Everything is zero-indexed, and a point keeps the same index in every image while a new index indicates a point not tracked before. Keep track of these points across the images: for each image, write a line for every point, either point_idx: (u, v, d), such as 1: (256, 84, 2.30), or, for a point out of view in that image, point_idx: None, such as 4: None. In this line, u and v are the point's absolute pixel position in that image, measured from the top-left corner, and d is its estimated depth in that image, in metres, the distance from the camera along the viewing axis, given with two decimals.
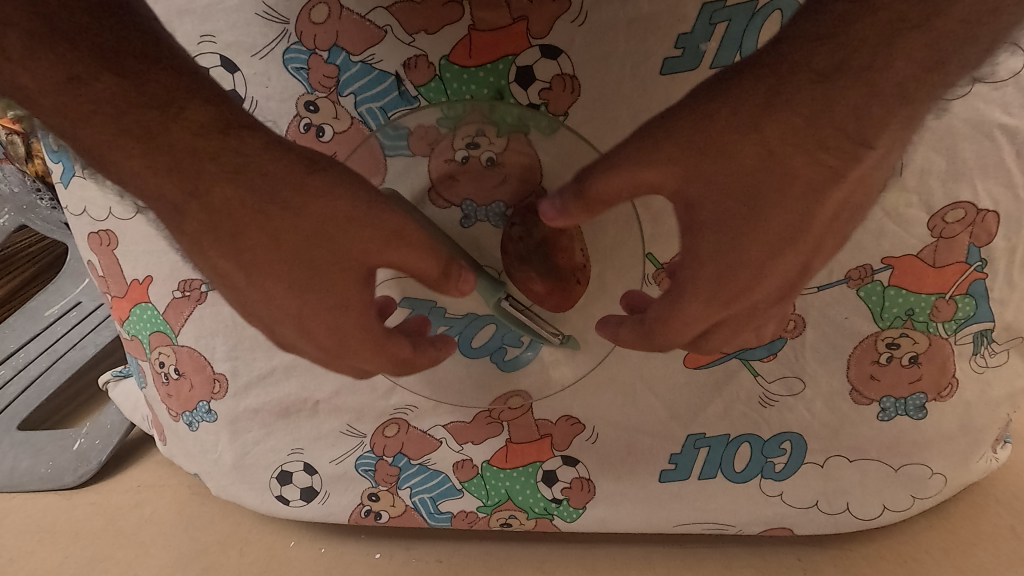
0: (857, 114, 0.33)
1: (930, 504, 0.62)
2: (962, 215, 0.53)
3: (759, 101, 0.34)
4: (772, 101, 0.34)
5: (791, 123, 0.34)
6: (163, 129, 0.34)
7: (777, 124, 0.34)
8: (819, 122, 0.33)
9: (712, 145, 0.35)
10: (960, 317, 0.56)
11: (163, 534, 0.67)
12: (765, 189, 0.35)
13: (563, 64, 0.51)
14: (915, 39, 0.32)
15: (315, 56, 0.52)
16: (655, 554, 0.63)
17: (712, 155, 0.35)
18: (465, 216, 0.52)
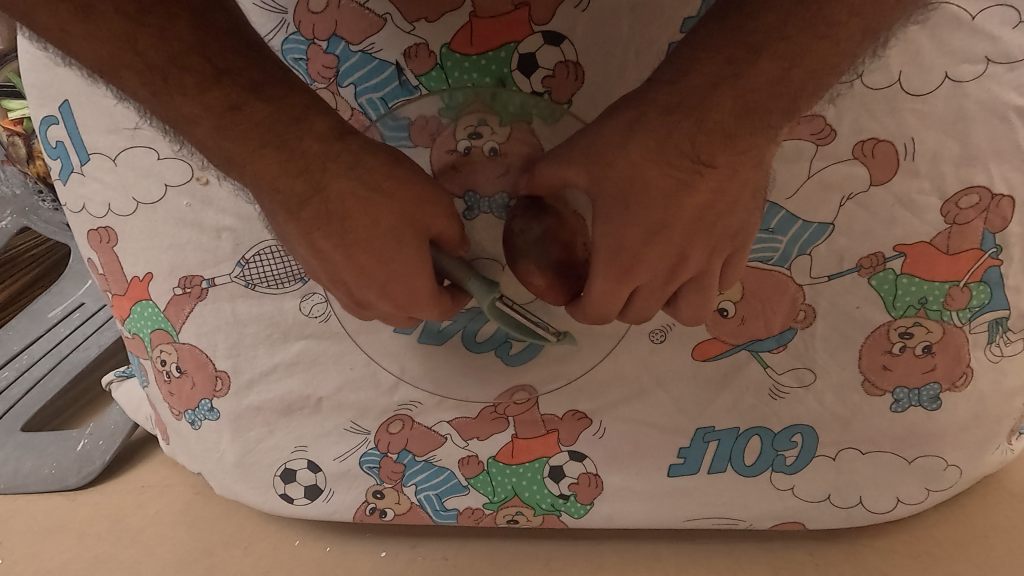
0: (696, 140, 0.35)
1: (944, 497, 0.61)
2: (976, 199, 0.52)
3: (607, 123, 0.38)
4: (629, 121, 0.37)
5: (648, 144, 0.36)
6: (295, 136, 0.37)
7: (632, 143, 0.36)
8: (669, 145, 0.36)
9: (570, 159, 0.38)
10: (975, 305, 0.55)
11: (167, 534, 0.66)
12: (620, 202, 0.38)
13: (566, 51, 0.50)
14: (734, 93, 0.35)
15: (314, 46, 0.51)
16: (663, 550, 0.62)
17: (568, 168, 0.39)
18: (468, 208, 0.50)
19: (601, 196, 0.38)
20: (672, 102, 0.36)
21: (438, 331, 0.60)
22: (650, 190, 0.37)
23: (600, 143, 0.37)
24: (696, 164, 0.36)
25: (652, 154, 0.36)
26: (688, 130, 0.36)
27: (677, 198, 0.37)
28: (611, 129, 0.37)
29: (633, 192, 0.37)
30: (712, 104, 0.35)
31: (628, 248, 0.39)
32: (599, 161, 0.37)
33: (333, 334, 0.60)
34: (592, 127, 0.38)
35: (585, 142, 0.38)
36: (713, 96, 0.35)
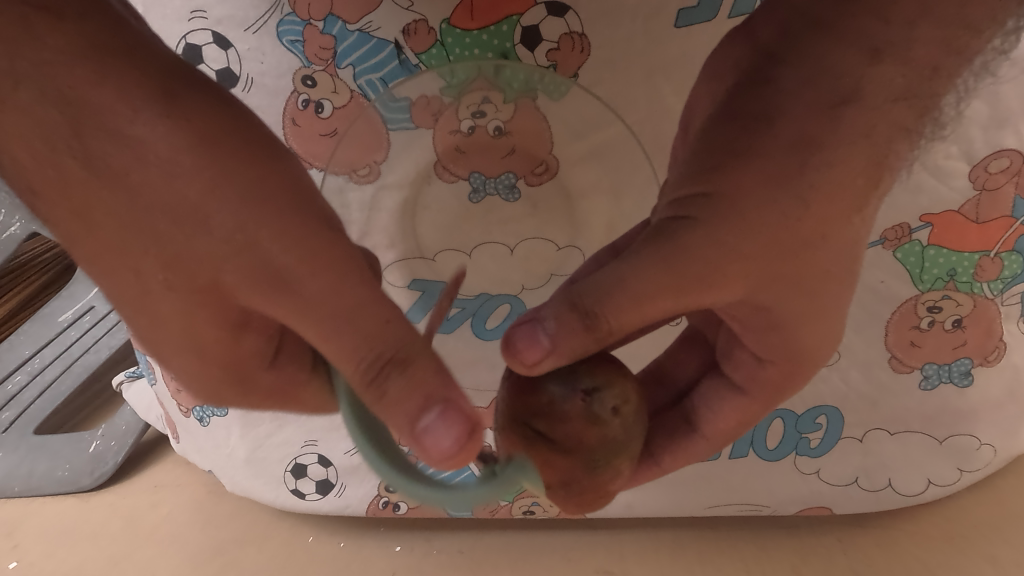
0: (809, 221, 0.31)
1: (979, 477, 0.58)
2: (1006, 164, 0.49)
3: (726, 234, 0.30)
4: (742, 221, 0.30)
5: (762, 238, 0.30)
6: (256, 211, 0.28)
7: (767, 246, 0.30)
8: (788, 234, 0.31)
9: (718, 283, 0.30)
10: (1007, 276, 0.53)
11: (182, 532, 0.65)
12: (786, 296, 0.33)
13: (571, 22, 0.48)
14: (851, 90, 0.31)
15: (310, 27, 0.49)
16: (685, 541, 0.59)
17: (716, 292, 0.31)
18: (475, 189, 0.53)
19: (765, 294, 0.33)
20: (770, 178, 0.30)
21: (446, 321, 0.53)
22: (811, 276, 0.33)
23: (730, 253, 0.30)
24: (834, 236, 0.32)
25: (784, 249, 0.31)
26: (809, 202, 0.31)
27: (837, 272, 0.33)
28: (719, 243, 0.30)
29: (795, 287, 0.33)
30: (813, 169, 0.31)
31: (795, 333, 0.36)
32: (752, 273, 0.31)
33: None
34: (713, 242, 0.30)
35: (716, 261, 0.30)
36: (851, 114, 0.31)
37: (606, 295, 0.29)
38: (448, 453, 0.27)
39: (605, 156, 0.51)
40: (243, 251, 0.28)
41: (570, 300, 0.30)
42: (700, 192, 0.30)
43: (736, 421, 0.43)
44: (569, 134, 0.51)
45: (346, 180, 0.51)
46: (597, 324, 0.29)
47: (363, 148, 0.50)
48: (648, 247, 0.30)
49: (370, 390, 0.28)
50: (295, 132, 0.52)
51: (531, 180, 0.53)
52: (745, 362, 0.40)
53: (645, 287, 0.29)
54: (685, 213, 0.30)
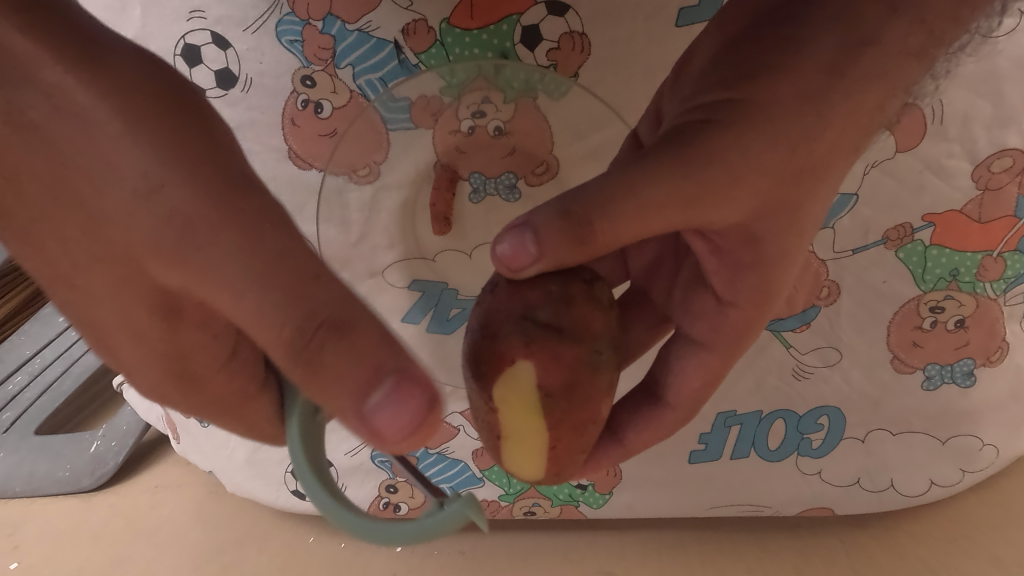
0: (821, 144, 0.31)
1: (981, 477, 0.58)
2: (1009, 163, 0.49)
3: (749, 140, 0.30)
4: (768, 127, 0.30)
5: (779, 154, 0.30)
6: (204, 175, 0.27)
7: (778, 162, 0.30)
8: (796, 158, 0.31)
9: (727, 196, 0.30)
10: (1010, 276, 0.52)
11: (183, 533, 0.65)
12: (777, 227, 0.33)
13: (572, 21, 0.48)
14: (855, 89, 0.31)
15: (309, 27, 0.49)
16: (686, 542, 0.59)
17: (724, 205, 0.31)
18: (475, 189, 0.52)
19: (757, 223, 0.33)
20: (802, 93, 0.30)
21: (447, 320, 0.53)
22: (801, 208, 0.33)
23: (750, 162, 0.30)
24: (833, 170, 0.33)
25: (795, 167, 0.31)
26: (828, 121, 0.31)
27: (818, 212, 0.34)
28: (735, 152, 0.30)
29: (789, 216, 0.33)
30: (840, 94, 0.31)
31: (774, 274, 0.35)
32: (758, 189, 0.31)
33: None
34: (736, 144, 0.30)
35: (734, 169, 0.30)
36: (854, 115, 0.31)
37: (608, 202, 0.29)
38: (399, 435, 0.26)
39: (606, 154, 0.51)
40: (189, 258, 0.26)
41: (563, 206, 0.29)
42: (724, 98, 0.30)
43: (699, 384, 0.42)
44: (570, 133, 0.51)
45: (346, 180, 0.51)
46: (590, 232, 0.29)
47: (363, 149, 0.51)
48: (666, 148, 0.30)
49: (300, 361, 0.26)
50: (294, 132, 0.52)
51: (531, 180, 0.52)
52: (705, 310, 0.40)
53: (656, 197, 0.29)
54: (707, 116, 0.30)
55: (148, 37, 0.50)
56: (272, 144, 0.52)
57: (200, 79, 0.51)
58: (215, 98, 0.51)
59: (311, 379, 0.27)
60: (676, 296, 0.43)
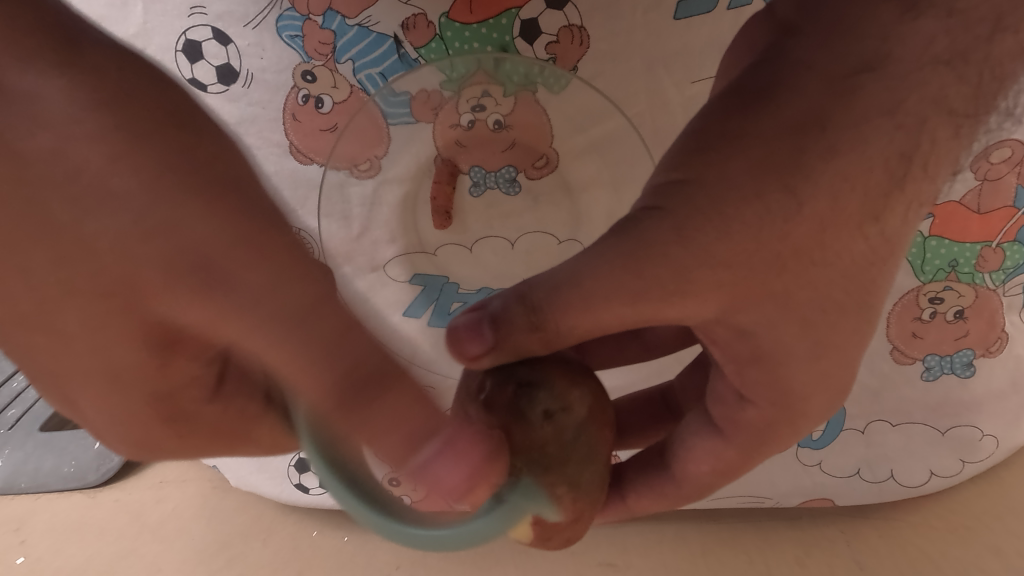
0: (792, 227, 0.28)
1: (982, 468, 0.58)
2: (1008, 154, 0.49)
3: (694, 231, 0.28)
4: (717, 216, 0.28)
5: (749, 240, 0.28)
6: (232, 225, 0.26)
7: (740, 252, 0.28)
8: (778, 246, 0.28)
9: (682, 293, 0.29)
10: (1009, 266, 0.53)
11: (188, 527, 0.65)
12: (770, 319, 0.30)
13: (570, 15, 0.49)
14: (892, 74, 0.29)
15: (310, 22, 0.49)
16: (687, 531, 0.59)
17: (687, 301, 0.29)
18: (475, 184, 0.53)
19: (742, 314, 0.30)
20: (760, 165, 0.28)
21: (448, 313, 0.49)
22: (796, 295, 0.29)
23: (700, 255, 0.28)
24: (832, 251, 0.29)
25: (767, 252, 0.28)
26: (801, 200, 0.28)
27: (839, 297, 0.30)
28: (686, 248, 0.28)
29: (778, 303, 0.30)
30: (812, 156, 0.28)
31: (789, 370, 0.32)
32: (723, 282, 0.29)
33: None
34: (676, 233, 0.28)
35: (684, 264, 0.28)
36: (896, 97, 0.28)
37: (556, 291, 0.29)
38: (461, 485, 0.25)
39: (603, 150, 0.50)
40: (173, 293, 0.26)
41: (520, 293, 0.30)
42: (671, 179, 0.29)
43: (709, 468, 0.40)
44: (568, 128, 0.50)
45: (346, 175, 0.51)
46: (549, 322, 0.30)
47: (365, 143, 0.50)
48: (613, 240, 0.29)
49: (340, 404, 0.25)
50: (295, 127, 0.53)
51: (532, 174, 0.53)
52: (725, 398, 0.37)
53: (605, 288, 0.29)
54: (655, 202, 0.29)
55: (150, 33, 0.50)
56: (273, 139, 0.53)
57: (202, 75, 0.51)
58: (216, 93, 0.52)
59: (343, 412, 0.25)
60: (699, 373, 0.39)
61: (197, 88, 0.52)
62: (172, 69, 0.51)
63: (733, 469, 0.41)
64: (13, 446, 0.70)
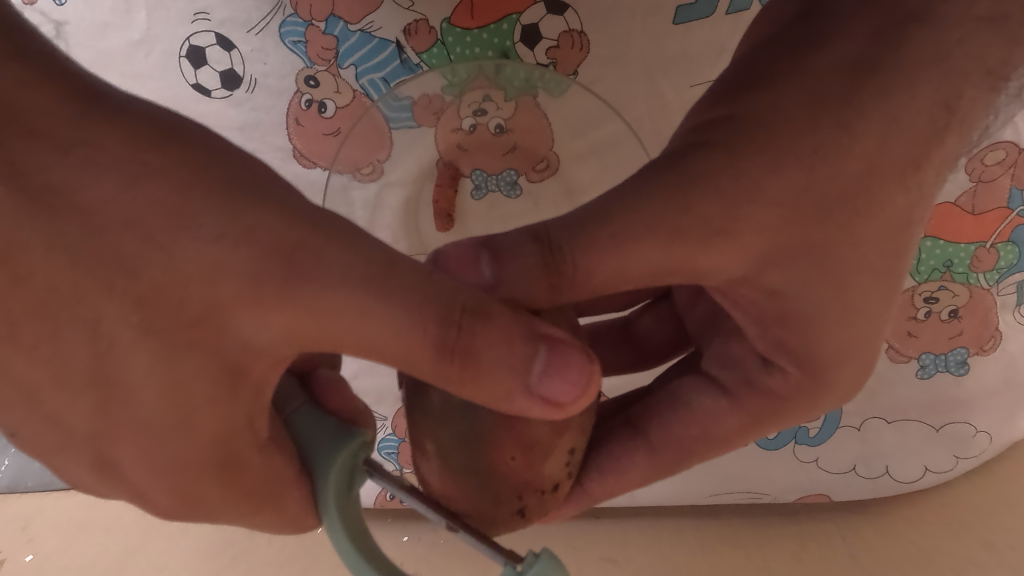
0: (838, 170, 0.28)
1: (975, 464, 0.59)
2: (1002, 156, 0.50)
3: (748, 164, 0.28)
4: (770, 148, 0.28)
5: (795, 181, 0.28)
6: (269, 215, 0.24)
7: (789, 192, 0.28)
8: (819, 190, 0.28)
9: (724, 234, 0.28)
10: (1002, 266, 0.54)
11: (194, 525, 0.65)
12: (800, 277, 0.30)
13: (570, 20, 0.49)
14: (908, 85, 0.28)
15: (312, 28, 0.50)
16: (686, 527, 0.61)
17: (726, 246, 0.29)
18: (476, 187, 0.51)
19: (773, 269, 0.30)
20: (813, 104, 0.28)
21: None
22: (837, 247, 0.30)
23: (750, 191, 0.28)
24: (879, 198, 0.29)
25: (815, 195, 0.28)
26: (852, 131, 0.28)
27: (873, 257, 0.30)
28: (728, 179, 0.28)
29: (813, 261, 0.30)
30: (864, 98, 0.28)
31: (811, 332, 0.33)
32: (765, 223, 0.28)
33: None
34: (730, 166, 0.28)
35: (729, 198, 0.28)
36: (893, 105, 0.28)
37: (581, 230, 0.27)
38: (572, 398, 0.27)
39: (608, 154, 0.49)
40: (258, 298, 0.24)
41: (534, 233, 0.28)
42: (722, 113, 0.29)
43: (698, 432, 0.41)
44: (572, 132, 0.51)
45: (350, 179, 0.52)
46: (565, 265, 0.28)
47: (367, 148, 0.51)
48: (656, 174, 0.28)
49: (456, 357, 0.25)
50: (298, 132, 0.53)
51: (532, 177, 0.51)
52: (744, 361, 0.39)
53: (641, 223, 0.27)
54: (703, 136, 0.28)
55: (153, 39, 0.51)
56: (276, 144, 0.54)
57: (205, 80, 0.52)
58: (220, 98, 0.52)
59: (462, 381, 0.26)
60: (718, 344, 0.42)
61: (201, 93, 0.52)
62: (176, 75, 0.52)
63: (724, 443, 0.41)
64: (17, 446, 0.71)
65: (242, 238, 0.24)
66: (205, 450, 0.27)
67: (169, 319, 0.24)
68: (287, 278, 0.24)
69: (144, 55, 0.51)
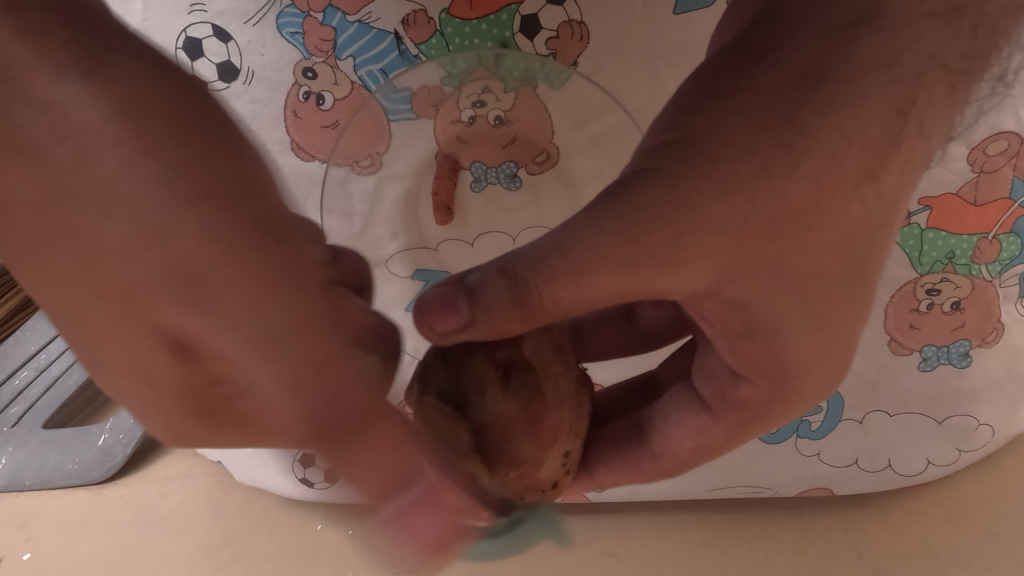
0: (787, 190, 0.28)
1: (977, 457, 0.59)
2: (1004, 146, 0.50)
3: (689, 193, 0.27)
4: (715, 171, 0.27)
5: (745, 203, 0.27)
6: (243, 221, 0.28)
7: (734, 217, 0.28)
8: (775, 206, 0.28)
9: (674, 260, 0.28)
10: (1004, 258, 0.53)
11: (193, 523, 0.65)
12: (763, 290, 0.30)
13: (570, 10, 0.49)
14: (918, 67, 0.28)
15: (310, 19, 0.49)
16: (687, 522, 0.60)
17: (681, 269, 0.28)
18: (476, 179, 0.53)
19: (733, 283, 0.30)
20: (755, 121, 0.27)
21: None
22: (790, 266, 0.29)
23: (694, 220, 0.28)
24: (834, 212, 0.28)
25: (762, 217, 0.28)
26: (800, 151, 0.27)
27: (834, 266, 0.30)
28: (672, 211, 0.27)
29: (771, 274, 0.29)
30: (812, 117, 0.27)
31: (780, 342, 0.32)
32: (715, 247, 0.28)
33: None
34: (670, 197, 0.27)
35: (675, 228, 0.28)
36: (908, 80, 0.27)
37: (540, 261, 0.28)
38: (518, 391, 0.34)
39: (603, 146, 0.50)
40: (212, 287, 0.26)
41: (502, 267, 0.29)
42: (665, 139, 0.28)
43: (692, 445, 0.41)
44: (571, 123, 0.51)
45: (349, 171, 0.50)
46: (531, 295, 0.29)
47: (366, 140, 0.50)
48: (602, 206, 0.29)
49: (525, 306, 0.29)
50: (296, 124, 0.53)
51: (532, 169, 0.53)
52: (718, 374, 0.38)
53: (590, 257, 0.28)
54: (646, 165, 0.28)
55: (150, 31, 0.50)
56: (275, 136, 0.53)
57: (203, 72, 0.51)
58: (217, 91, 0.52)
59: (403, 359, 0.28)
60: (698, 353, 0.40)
61: None
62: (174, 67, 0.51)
63: (720, 448, 0.42)
64: (16, 444, 0.70)
65: (214, 236, 0.26)
66: (250, 386, 0.26)
67: (146, 289, 0.27)
68: (258, 278, 0.26)
69: None
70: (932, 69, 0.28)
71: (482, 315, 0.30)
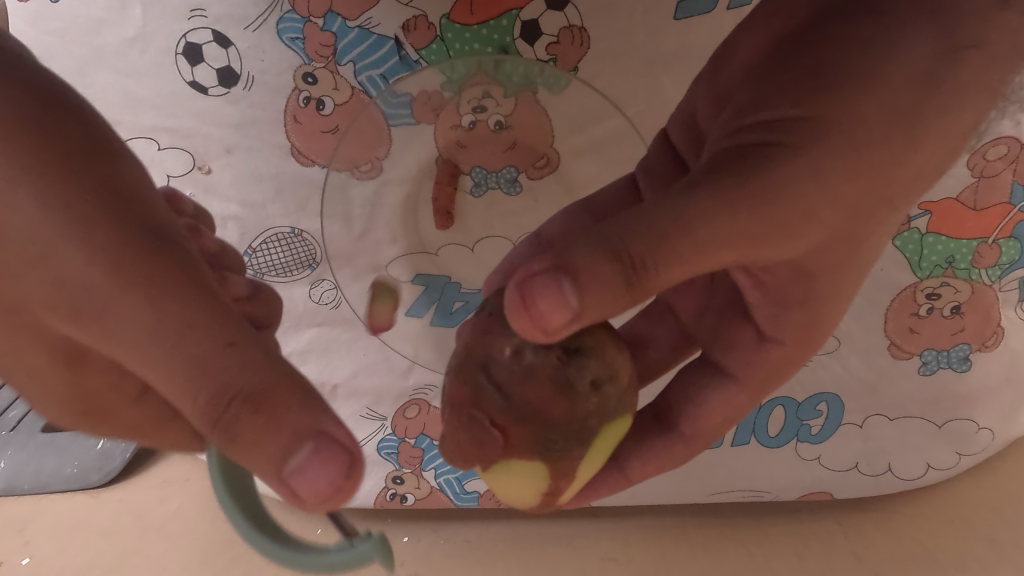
0: (892, 171, 0.29)
1: (977, 461, 0.59)
2: (1004, 151, 0.50)
3: (827, 167, 0.27)
4: (849, 153, 0.27)
5: (856, 187, 0.28)
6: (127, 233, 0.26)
7: (855, 193, 0.28)
8: (877, 184, 0.29)
9: (793, 234, 0.28)
10: (1004, 262, 0.54)
11: (191, 528, 0.64)
12: (835, 261, 0.32)
13: (570, 16, 0.49)
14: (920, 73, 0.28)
15: (310, 24, 0.49)
16: (687, 526, 0.60)
17: (787, 243, 0.29)
18: (476, 184, 0.53)
19: (818, 255, 0.31)
20: (888, 108, 0.28)
21: (450, 313, 0.52)
22: (862, 241, 0.31)
23: (827, 195, 0.28)
24: (909, 194, 0.31)
25: (864, 194, 0.29)
26: (917, 139, 0.29)
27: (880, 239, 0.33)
28: (814, 186, 0.27)
29: (849, 247, 0.31)
30: (928, 103, 0.29)
31: (818, 308, 0.35)
32: (830, 224, 0.29)
33: (345, 320, 0.59)
34: (814, 173, 0.27)
35: (811, 204, 0.27)
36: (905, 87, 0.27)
37: (662, 239, 0.25)
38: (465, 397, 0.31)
39: (607, 147, 0.51)
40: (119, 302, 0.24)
41: (611, 245, 0.25)
42: (789, 116, 0.27)
43: (721, 418, 0.41)
44: (571, 128, 0.51)
45: (348, 177, 0.51)
46: (643, 278, 0.26)
47: (365, 145, 0.50)
48: (719, 172, 0.27)
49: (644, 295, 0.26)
50: (297, 129, 0.53)
51: (532, 174, 0.52)
52: (741, 340, 0.39)
53: (727, 230, 0.26)
54: (778, 138, 0.27)
55: (148, 36, 0.50)
56: (274, 141, 0.53)
57: (202, 77, 0.51)
58: (217, 96, 0.52)
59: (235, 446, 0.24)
60: (711, 326, 0.41)
61: (198, 91, 0.52)
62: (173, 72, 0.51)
63: (738, 417, 0.42)
64: (12, 447, 0.69)
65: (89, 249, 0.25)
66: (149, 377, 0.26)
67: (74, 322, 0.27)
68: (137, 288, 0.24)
69: (140, 53, 0.51)
70: (931, 83, 0.29)
71: (603, 310, 0.26)
